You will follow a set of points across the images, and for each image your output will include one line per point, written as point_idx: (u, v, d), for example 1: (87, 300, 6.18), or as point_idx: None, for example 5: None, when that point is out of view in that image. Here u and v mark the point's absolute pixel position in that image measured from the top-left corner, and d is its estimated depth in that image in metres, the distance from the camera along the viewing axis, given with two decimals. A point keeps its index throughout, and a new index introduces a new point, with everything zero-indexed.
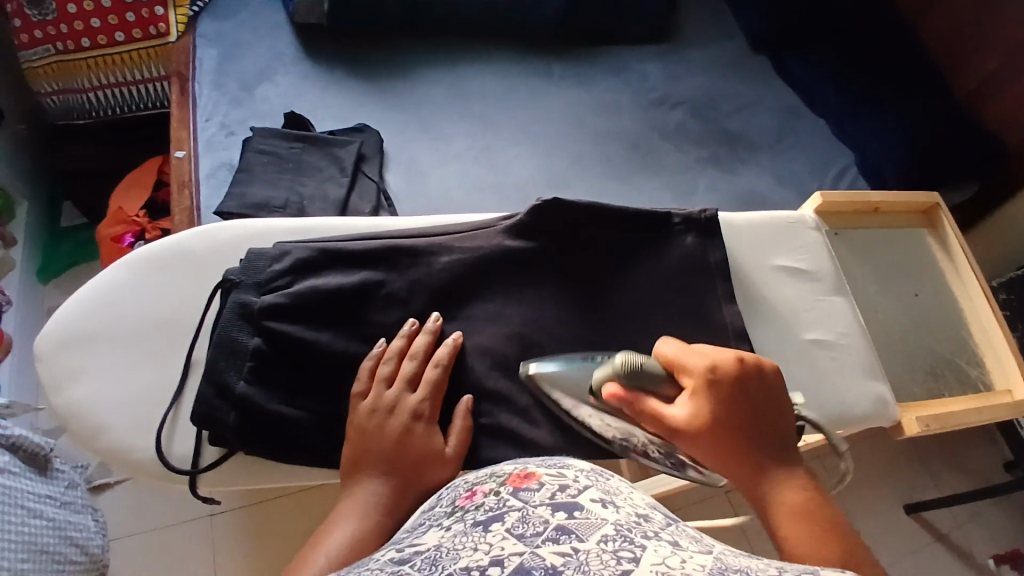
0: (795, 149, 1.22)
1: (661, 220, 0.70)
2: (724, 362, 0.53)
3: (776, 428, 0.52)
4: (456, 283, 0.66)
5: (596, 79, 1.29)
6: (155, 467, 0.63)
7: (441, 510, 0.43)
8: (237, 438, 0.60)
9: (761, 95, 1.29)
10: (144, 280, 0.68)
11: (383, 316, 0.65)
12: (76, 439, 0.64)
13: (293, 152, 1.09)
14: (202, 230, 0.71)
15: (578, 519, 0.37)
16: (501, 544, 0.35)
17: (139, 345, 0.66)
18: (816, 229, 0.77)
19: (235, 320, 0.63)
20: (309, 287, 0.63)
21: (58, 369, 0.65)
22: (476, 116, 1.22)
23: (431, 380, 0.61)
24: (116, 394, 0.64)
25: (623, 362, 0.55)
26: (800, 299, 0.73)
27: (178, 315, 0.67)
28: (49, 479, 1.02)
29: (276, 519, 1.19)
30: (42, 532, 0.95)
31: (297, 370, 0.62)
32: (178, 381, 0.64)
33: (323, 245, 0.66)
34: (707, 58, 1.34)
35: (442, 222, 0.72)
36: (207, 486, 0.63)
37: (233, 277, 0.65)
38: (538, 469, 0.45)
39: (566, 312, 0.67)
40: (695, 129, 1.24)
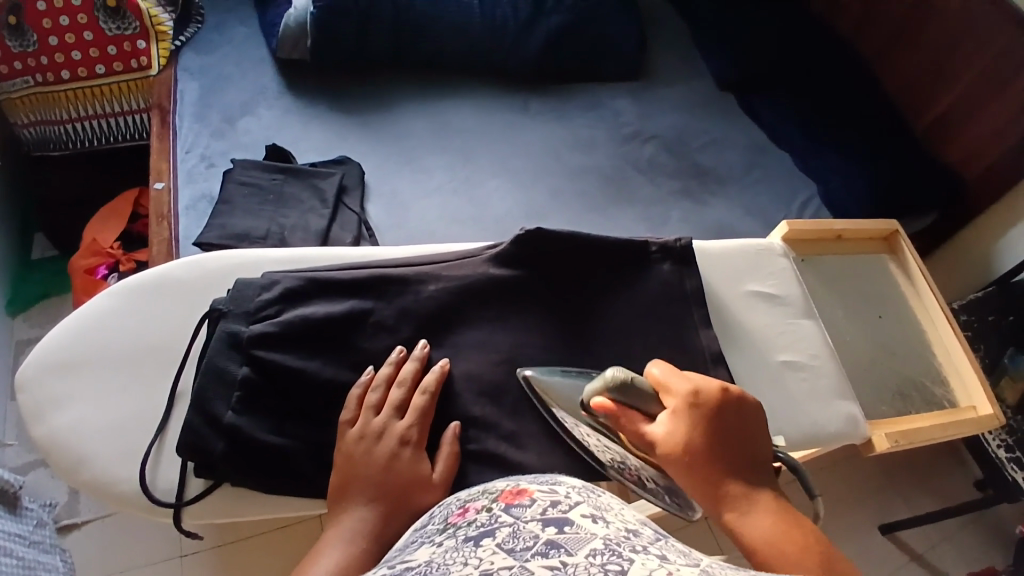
0: (762, 181, 1.28)
1: (640, 248, 0.72)
2: (707, 388, 0.56)
3: (752, 457, 0.54)
4: (443, 310, 0.67)
5: (571, 113, 1.34)
6: (138, 498, 0.61)
7: (433, 526, 0.45)
8: (224, 465, 0.59)
9: (729, 131, 1.35)
10: (131, 311, 0.68)
11: (371, 344, 0.65)
12: (56, 470, 0.63)
13: (274, 184, 1.10)
14: (190, 259, 0.71)
15: (568, 535, 0.38)
16: (492, 558, 0.36)
17: (125, 374, 0.65)
18: (785, 256, 0.80)
19: (223, 348, 0.62)
20: (298, 316, 0.64)
21: (39, 401, 0.64)
22: (456, 149, 1.25)
23: (419, 406, 0.62)
24: (99, 425, 0.63)
25: (612, 377, 0.56)
26: (772, 323, 0.75)
27: (165, 343, 0.67)
28: (18, 518, 0.99)
29: (251, 559, 1.16)
30: (15, 570, 0.91)
31: (284, 397, 0.62)
32: (164, 409, 0.64)
33: (312, 274, 0.67)
34: (677, 94, 1.40)
35: (427, 251, 0.74)
36: (192, 517, 0.61)
37: (221, 305, 0.65)
38: (530, 486, 0.47)
39: (550, 338, 0.68)
40: (667, 162, 1.29)
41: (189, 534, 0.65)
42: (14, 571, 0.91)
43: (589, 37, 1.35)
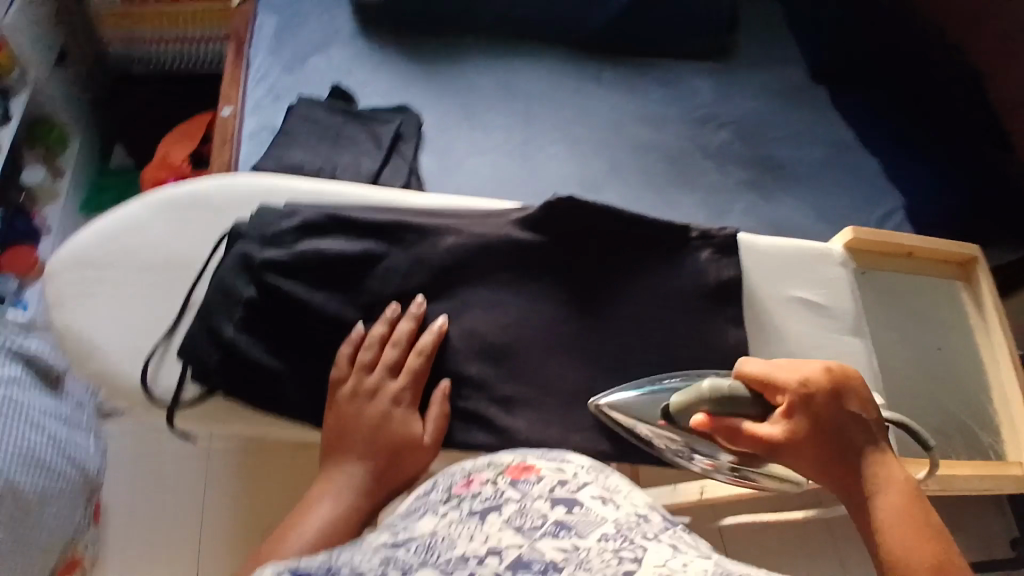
0: (839, 185, 1.18)
1: (680, 231, 0.68)
2: (814, 372, 0.54)
3: (874, 433, 0.54)
4: (461, 265, 0.65)
5: (643, 88, 1.28)
6: (136, 395, 0.63)
7: (439, 495, 0.47)
8: (218, 377, 0.60)
9: (810, 127, 1.25)
10: (160, 221, 0.69)
11: (381, 287, 0.64)
12: (67, 357, 0.65)
13: (335, 123, 1.12)
14: (223, 180, 0.72)
15: (577, 515, 0.42)
16: (499, 535, 0.40)
17: (145, 278, 0.67)
18: (842, 265, 0.74)
19: (235, 268, 0.62)
20: (313, 248, 0.63)
21: (63, 291, 0.66)
22: (518, 110, 1.22)
23: (412, 367, 0.61)
24: (113, 321, 0.65)
25: (708, 389, 0.54)
26: (811, 335, 0.70)
27: (186, 255, 0.68)
28: (59, 398, 1.07)
29: (265, 476, 1.29)
30: (41, 447, 1.00)
31: (287, 326, 0.62)
32: (175, 317, 0.65)
33: (334, 209, 0.66)
34: (762, 80, 1.30)
35: (454, 204, 0.72)
36: (182, 421, 0.62)
37: (241, 227, 0.65)
38: (537, 461, 0.49)
39: (565, 311, 0.66)
40: (738, 151, 1.21)
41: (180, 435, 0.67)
42: (41, 446, 1.00)
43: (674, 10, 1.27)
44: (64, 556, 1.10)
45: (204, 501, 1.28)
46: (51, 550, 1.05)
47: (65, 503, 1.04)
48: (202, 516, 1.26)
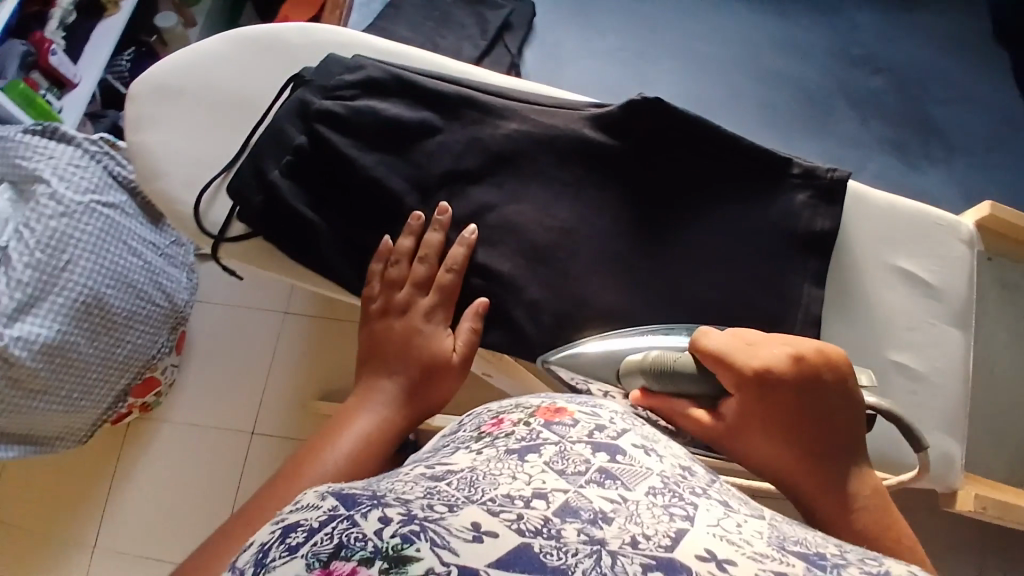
0: (992, 167, 1.02)
1: (778, 165, 0.60)
2: (776, 364, 0.48)
3: (845, 434, 0.50)
4: (523, 157, 0.62)
5: (791, 9, 1.11)
6: (189, 222, 0.64)
7: (466, 433, 0.43)
8: (258, 218, 0.60)
9: (981, 86, 1.05)
10: (235, 58, 0.68)
11: (435, 163, 0.62)
12: (136, 177, 0.66)
13: (444, 4, 1.09)
14: (301, 27, 0.69)
15: (621, 465, 0.37)
16: (541, 477, 0.34)
17: (214, 113, 0.66)
18: (968, 244, 0.62)
19: (292, 114, 0.62)
20: (368, 107, 0.62)
21: (138, 111, 0.66)
22: (639, 17, 1.12)
23: (443, 282, 0.60)
24: (179, 149, 0.65)
25: (656, 358, 0.53)
26: (905, 313, 0.60)
27: (255, 95, 0.67)
28: (158, 229, 1.17)
29: (334, 342, 1.40)
30: (133, 268, 1.11)
31: (331, 179, 0.61)
32: (234, 154, 0.64)
33: (398, 71, 0.64)
34: (944, 19, 1.09)
35: (527, 88, 0.67)
36: (227, 255, 0.63)
37: (306, 75, 0.64)
38: (570, 405, 0.43)
39: (623, 227, 0.60)
40: (884, 104, 1.05)
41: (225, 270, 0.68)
42: (131, 268, 1.10)
43: None
44: (140, 375, 1.21)
45: (276, 350, 1.40)
46: (133, 364, 1.17)
47: (152, 324, 1.17)
48: (272, 363, 1.40)
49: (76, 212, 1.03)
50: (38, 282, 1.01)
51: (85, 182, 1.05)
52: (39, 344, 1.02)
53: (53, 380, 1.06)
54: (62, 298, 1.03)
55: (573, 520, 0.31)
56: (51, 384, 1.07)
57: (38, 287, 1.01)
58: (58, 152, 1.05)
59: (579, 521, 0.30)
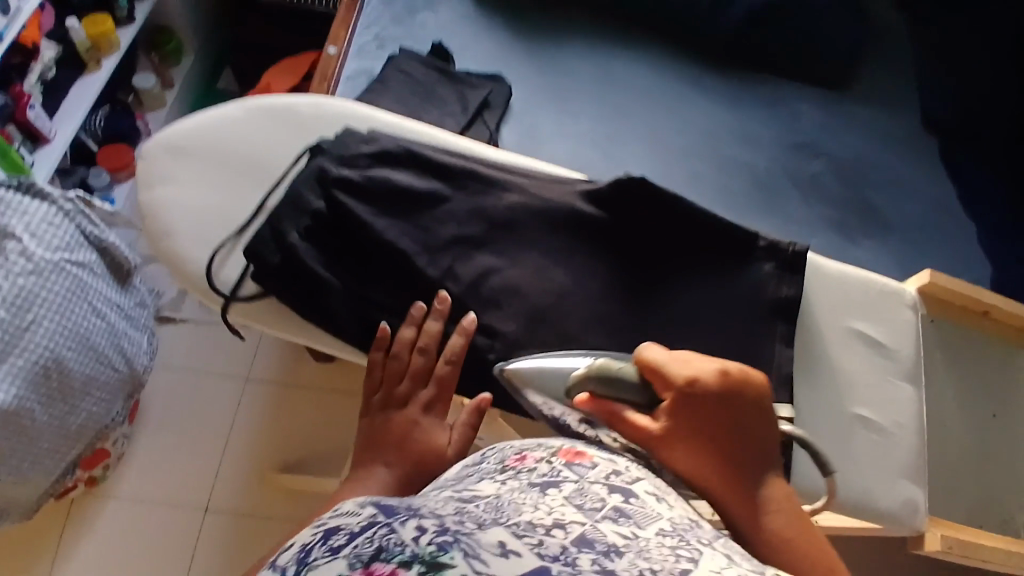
0: (922, 243, 1.14)
1: (747, 239, 0.66)
2: (704, 377, 0.54)
3: (766, 457, 0.54)
4: (521, 225, 0.67)
5: (741, 102, 1.26)
6: (199, 281, 0.66)
7: (490, 464, 0.46)
8: (275, 279, 0.63)
9: (908, 175, 1.20)
10: (250, 126, 0.72)
11: (439, 229, 0.66)
12: (146, 234, 0.69)
13: (427, 80, 1.16)
14: (313, 98, 0.73)
15: (635, 506, 0.41)
16: (562, 509, 0.38)
17: (228, 177, 0.69)
18: (913, 308, 0.70)
19: (309, 180, 0.66)
20: (382, 175, 0.66)
21: (153, 172, 0.70)
22: (608, 102, 1.24)
23: (441, 375, 0.62)
24: (191, 209, 0.68)
25: (598, 367, 0.56)
26: (864, 373, 0.66)
27: (268, 162, 0.70)
28: (125, 291, 1.17)
29: (298, 406, 1.36)
30: (99, 330, 1.09)
31: (344, 240, 0.64)
32: (249, 216, 0.68)
33: (410, 145, 0.68)
34: (869, 117, 1.25)
35: (525, 163, 0.72)
36: (236, 314, 0.65)
37: (323, 144, 0.68)
38: (589, 451, 0.47)
39: (613, 292, 0.65)
40: (825, 186, 1.18)
41: (232, 329, 0.69)
42: (96, 331, 1.08)
43: (790, 32, 1.25)
44: (93, 444, 1.16)
45: (235, 418, 1.35)
46: (84, 434, 1.12)
47: (107, 391, 1.13)
48: (231, 432, 1.34)
49: (46, 271, 1.01)
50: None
51: (55, 240, 1.03)
52: None
53: (6, 447, 1.01)
54: (22, 361, 0.99)
55: (588, 549, 0.34)
56: (3, 451, 1.01)
57: None
58: (31, 209, 1.01)
59: (594, 551, 0.34)
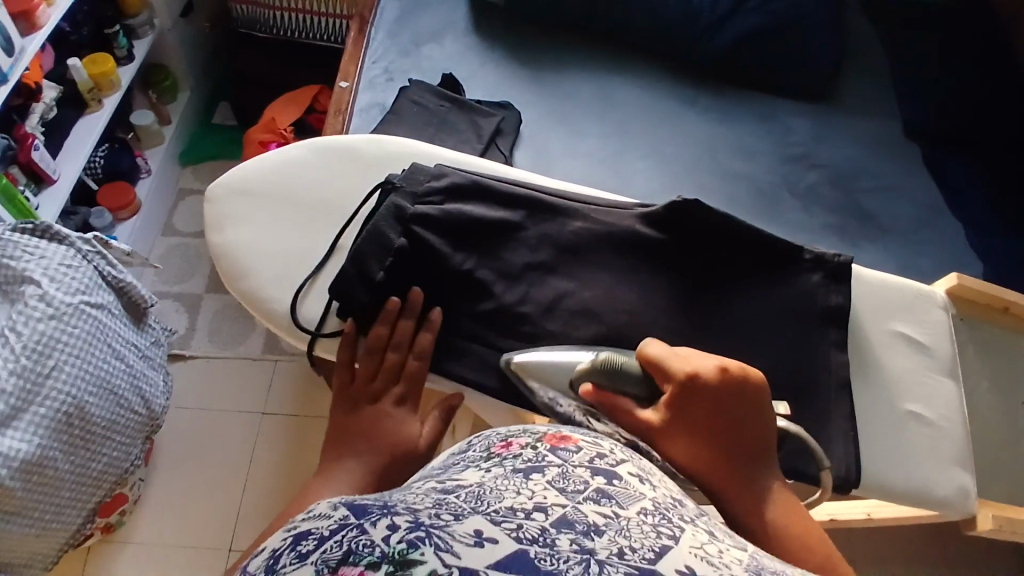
0: (923, 244, 1.18)
1: (792, 253, 0.71)
2: (705, 372, 0.57)
3: (759, 445, 0.57)
4: (585, 249, 0.70)
5: (737, 119, 1.31)
6: (284, 320, 0.69)
7: (475, 453, 0.46)
8: (369, 317, 0.66)
9: (901, 179, 1.25)
10: (315, 165, 0.76)
11: (511, 256, 0.69)
12: (222, 274, 0.72)
13: (440, 110, 1.19)
14: (374, 137, 0.78)
15: (618, 487, 0.39)
16: (543, 493, 0.37)
17: (299, 216, 0.73)
18: (943, 309, 0.74)
19: (388, 216, 0.68)
20: (457, 210, 0.69)
21: (224, 213, 0.74)
22: (613, 123, 1.28)
23: (412, 369, 0.64)
24: (266, 248, 0.72)
25: (604, 360, 0.60)
26: (910, 370, 0.71)
27: (337, 200, 0.74)
28: (141, 330, 1.14)
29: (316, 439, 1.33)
30: (117, 373, 1.06)
31: (424, 275, 0.67)
32: (323, 256, 0.71)
33: (477, 178, 0.72)
34: (860, 127, 1.31)
35: (580, 190, 0.76)
36: (322, 349, 0.67)
37: (395, 181, 0.71)
38: (574, 434, 0.46)
39: (678, 307, 0.68)
40: (826, 196, 1.22)
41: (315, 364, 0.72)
42: (115, 374, 1.05)
43: (779, 49, 1.31)
44: (112, 491, 1.13)
45: (255, 452, 1.32)
46: (106, 480, 1.09)
47: (126, 435, 1.09)
48: (251, 466, 1.30)
49: (66, 313, 0.98)
50: (18, 396, 0.93)
51: (75, 283, 1.01)
52: (19, 461, 0.93)
53: (29, 501, 0.97)
54: (44, 409, 0.95)
55: (568, 531, 0.34)
56: (27, 506, 0.98)
57: (20, 399, 0.93)
58: (49, 252, 1.00)
59: (573, 532, 0.33)
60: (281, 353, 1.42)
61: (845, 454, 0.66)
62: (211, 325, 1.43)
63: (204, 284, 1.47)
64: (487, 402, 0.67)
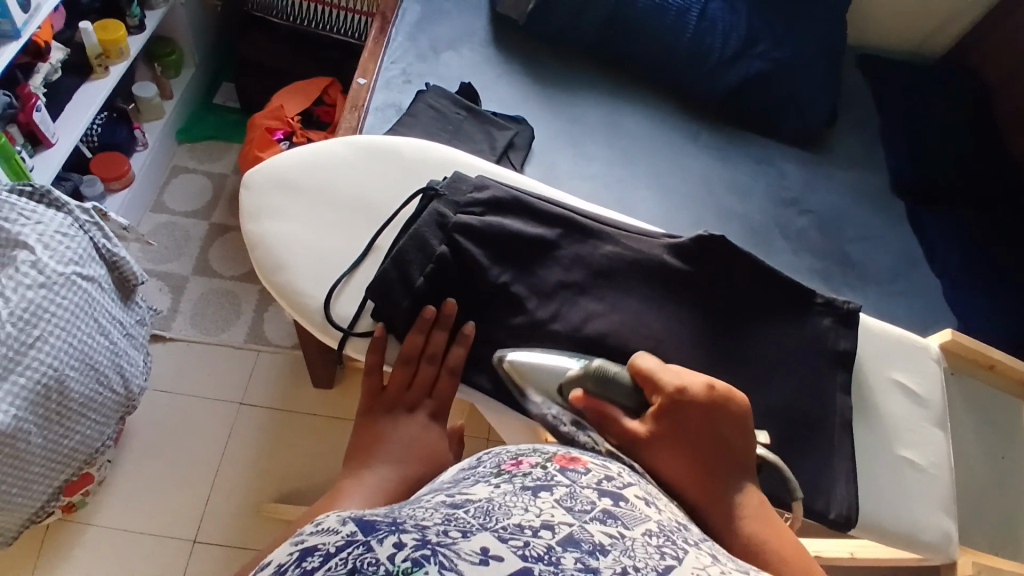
0: (905, 295, 1.22)
1: (806, 296, 0.75)
2: (693, 387, 0.58)
3: (741, 462, 0.57)
4: (614, 273, 0.72)
5: (738, 157, 1.35)
6: (317, 315, 0.70)
7: (485, 469, 0.44)
8: (403, 321, 0.68)
9: (887, 231, 1.30)
10: (355, 164, 0.79)
11: (545, 273, 0.72)
12: (256, 263, 0.74)
13: (456, 117, 1.20)
14: (414, 142, 0.81)
15: (623, 509, 0.38)
16: (551, 511, 0.35)
17: (337, 213, 0.76)
18: (937, 360, 0.79)
19: (431, 224, 0.71)
20: (498, 223, 0.72)
21: (262, 203, 0.76)
22: (621, 148, 1.30)
23: (444, 383, 0.65)
24: (301, 241, 0.74)
25: (596, 368, 0.61)
26: (905, 418, 0.75)
27: (375, 201, 0.77)
28: (127, 307, 1.11)
29: (295, 434, 1.30)
30: (100, 349, 1.02)
31: (461, 284, 0.69)
32: (358, 255, 0.73)
33: (518, 194, 0.75)
34: (853, 177, 1.36)
35: (610, 214, 0.79)
36: (352, 348, 0.69)
37: (437, 188, 0.74)
38: (582, 457, 0.46)
39: (698, 337, 0.71)
40: (817, 240, 1.26)
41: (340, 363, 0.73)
42: (98, 349, 1.01)
43: (784, 94, 1.36)
44: (81, 469, 1.09)
45: (226, 447, 1.28)
46: (75, 458, 1.05)
47: (102, 414, 1.06)
48: (219, 461, 1.26)
49: (56, 283, 0.94)
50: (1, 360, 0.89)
51: (68, 253, 0.97)
52: None
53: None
54: (25, 379, 0.91)
55: (573, 550, 0.32)
56: None
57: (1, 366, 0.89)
58: (47, 218, 0.97)
59: (578, 551, 0.32)
60: (262, 343, 1.38)
61: (843, 492, 0.69)
62: (194, 309, 1.39)
63: (190, 266, 1.43)
64: (506, 414, 0.70)
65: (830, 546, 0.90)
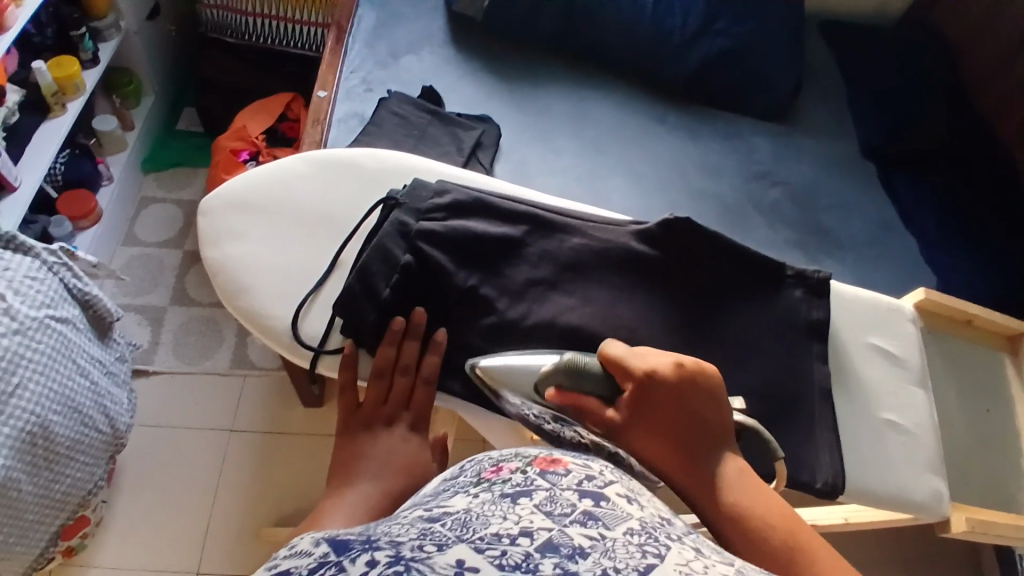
0: (882, 258, 1.23)
1: (776, 270, 0.75)
2: (661, 367, 0.58)
3: (722, 436, 0.57)
4: (583, 265, 0.72)
5: (707, 136, 1.35)
6: (286, 336, 0.70)
7: (465, 478, 0.43)
8: (373, 334, 0.67)
9: (860, 195, 1.31)
10: (314, 180, 0.78)
11: (513, 273, 0.71)
12: (220, 289, 0.73)
13: (420, 121, 1.19)
14: (372, 152, 0.81)
15: (604, 508, 0.38)
16: (530, 517, 0.35)
17: (298, 230, 0.75)
18: (913, 321, 0.79)
19: (393, 234, 0.70)
20: (460, 226, 0.71)
21: (223, 228, 0.75)
22: (588, 137, 1.30)
23: (421, 393, 0.65)
24: (264, 262, 0.73)
25: (567, 361, 0.60)
26: (885, 381, 0.76)
27: (337, 215, 0.76)
28: (106, 345, 1.09)
29: (288, 457, 1.29)
30: (82, 391, 1.01)
31: (429, 291, 0.69)
32: (323, 272, 0.72)
33: (479, 195, 0.74)
34: (821, 146, 1.37)
35: (575, 206, 0.79)
36: (325, 366, 0.69)
37: (397, 197, 0.73)
38: (564, 457, 0.45)
39: (671, 322, 0.71)
40: (790, 211, 1.27)
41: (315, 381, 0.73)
42: (80, 390, 1.00)
43: (747, 68, 1.36)
44: (75, 513, 1.07)
45: (220, 475, 1.27)
46: (69, 501, 1.03)
47: (91, 455, 1.04)
48: (216, 489, 1.25)
49: (30, 329, 0.93)
50: None
51: (40, 296, 0.96)
52: None
53: None
54: (9, 430, 0.89)
55: (552, 555, 0.32)
56: None
57: None
58: (14, 264, 0.96)
59: (557, 556, 0.32)
60: (249, 368, 1.37)
61: (829, 461, 0.70)
62: (176, 338, 1.38)
63: (168, 296, 1.42)
64: (487, 417, 0.69)
65: (826, 515, 0.90)
